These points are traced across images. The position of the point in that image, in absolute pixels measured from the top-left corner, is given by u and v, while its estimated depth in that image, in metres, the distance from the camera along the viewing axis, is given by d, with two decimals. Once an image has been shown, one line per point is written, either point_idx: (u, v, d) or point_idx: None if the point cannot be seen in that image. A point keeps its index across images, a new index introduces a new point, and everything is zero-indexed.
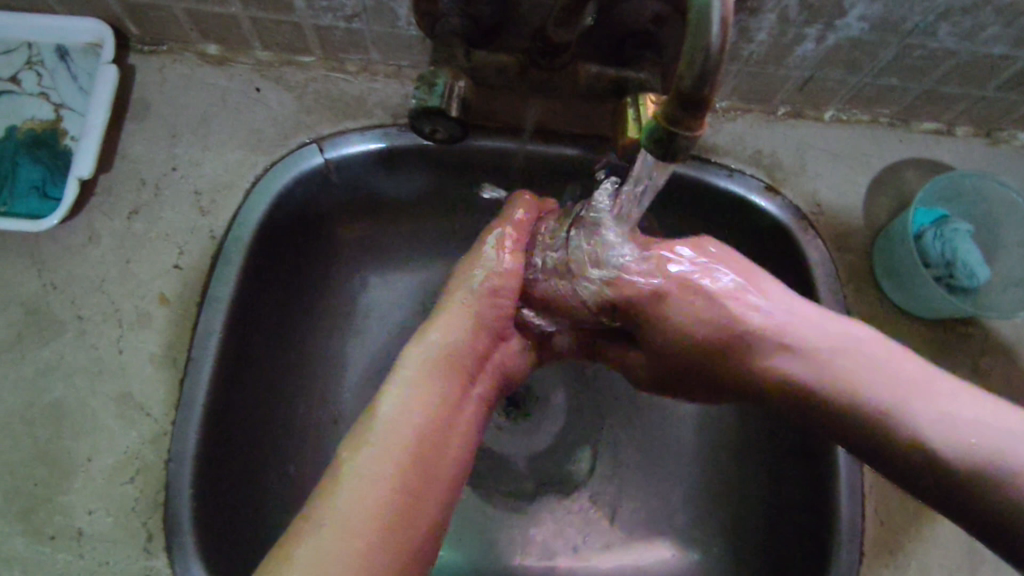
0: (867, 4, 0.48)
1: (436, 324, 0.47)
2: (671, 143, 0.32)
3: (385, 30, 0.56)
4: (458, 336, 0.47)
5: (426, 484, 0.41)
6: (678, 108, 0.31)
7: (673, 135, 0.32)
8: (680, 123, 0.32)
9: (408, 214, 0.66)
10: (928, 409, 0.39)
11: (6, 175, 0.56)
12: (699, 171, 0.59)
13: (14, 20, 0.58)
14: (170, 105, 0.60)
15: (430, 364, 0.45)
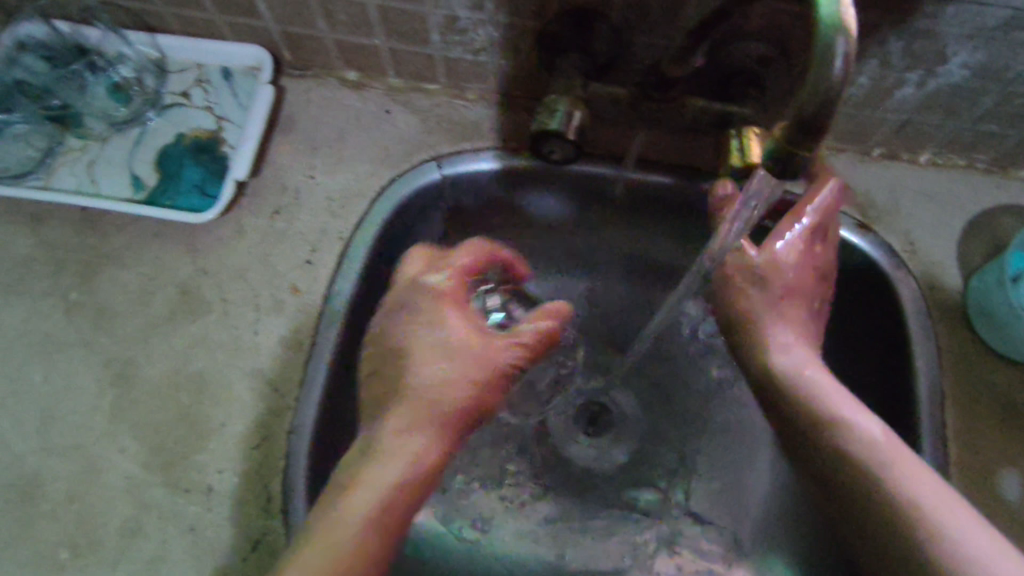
0: (969, 53, 0.51)
1: (404, 372, 0.50)
2: (789, 161, 0.37)
3: (506, 63, 0.63)
4: (451, 380, 0.50)
5: (393, 532, 0.45)
6: (796, 133, 0.35)
7: (791, 154, 0.36)
8: (797, 145, 0.36)
9: (517, 236, 0.72)
10: (906, 489, 0.43)
11: (173, 175, 0.65)
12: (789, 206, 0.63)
13: (193, 45, 0.67)
14: (313, 122, 0.68)
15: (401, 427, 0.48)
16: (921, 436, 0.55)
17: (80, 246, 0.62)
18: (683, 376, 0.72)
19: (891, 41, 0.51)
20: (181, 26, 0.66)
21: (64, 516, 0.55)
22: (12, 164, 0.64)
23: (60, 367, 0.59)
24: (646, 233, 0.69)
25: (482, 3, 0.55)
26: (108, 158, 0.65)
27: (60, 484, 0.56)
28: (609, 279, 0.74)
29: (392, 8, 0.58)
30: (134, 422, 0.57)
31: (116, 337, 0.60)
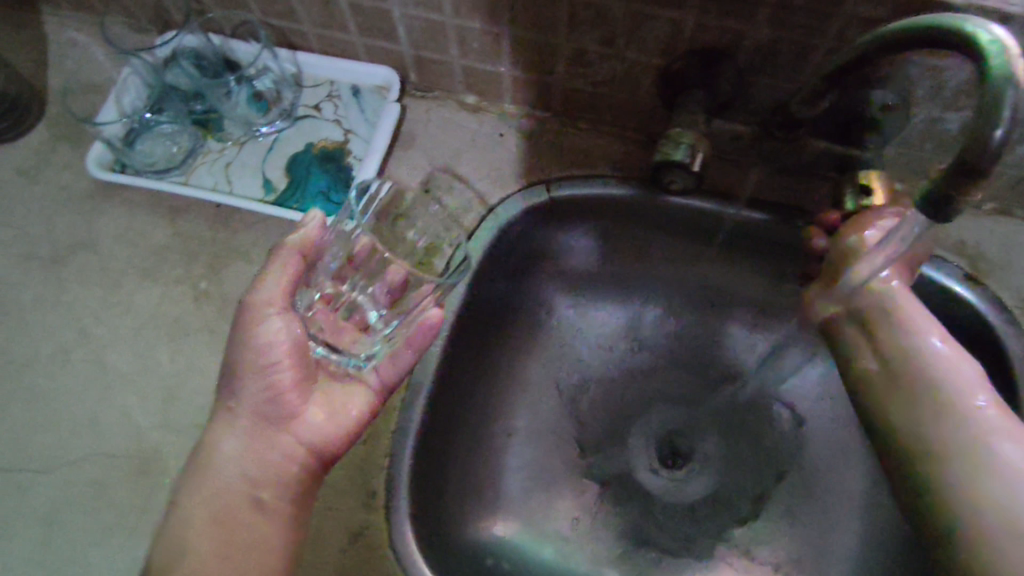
0: None
1: (231, 377, 0.55)
2: (946, 204, 0.38)
3: (623, 97, 0.65)
4: (278, 395, 0.55)
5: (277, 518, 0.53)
6: (959, 176, 0.37)
7: (948, 197, 0.38)
8: (957, 188, 0.37)
9: (607, 266, 0.74)
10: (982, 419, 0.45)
11: (302, 180, 0.69)
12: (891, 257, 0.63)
13: (330, 63, 0.72)
14: (431, 140, 0.72)
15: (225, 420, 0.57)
16: None
17: (213, 240, 0.67)
18: (766, 417, 0.72)
19: None
20: (321, 45, 0.71)
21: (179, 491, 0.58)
22: (158, 162, 0.71)
23: (186, 349, 0.63)
24: (742, 270, 0.70)
25: (612, 40, 0.58)
26: (242, 162, 0.70)
27: (178, 459, 0.59)
28: (698, 314, 0.75)
29: (523, 39, 0.62)
30: None
31: None
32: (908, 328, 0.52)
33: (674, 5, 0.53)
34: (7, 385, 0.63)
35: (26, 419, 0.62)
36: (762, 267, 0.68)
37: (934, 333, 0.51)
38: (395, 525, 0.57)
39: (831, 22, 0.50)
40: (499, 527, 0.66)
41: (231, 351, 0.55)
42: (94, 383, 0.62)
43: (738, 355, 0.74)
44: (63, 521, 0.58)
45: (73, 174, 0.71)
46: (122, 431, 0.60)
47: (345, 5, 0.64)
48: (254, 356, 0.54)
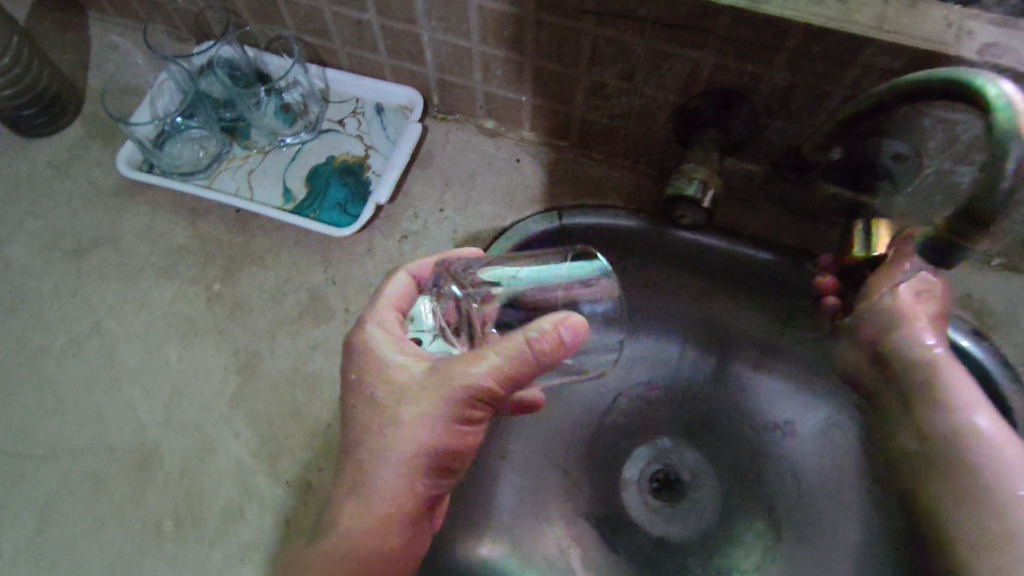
0: None
1: (382, 444, 0.48)
2: (950, 248, 0.39)
3: (639, 131, 0.66)
4: (440, 475, 0.51)
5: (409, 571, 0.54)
6: (964, 222, 0.38)
7: (953, 242, 0.39)
8: (962, 235, 0.38)
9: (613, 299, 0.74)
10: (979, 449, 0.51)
11: (320, 192, 0.71)
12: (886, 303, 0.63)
13: (357, 81, 0.75)
14: (448, 161, 0.73)
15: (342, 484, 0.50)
16: None
17: (230, 244, 0.69)
18: (765, 458, 0.71)
19: None
20: (349, 63, 0.74)
21: (174, 488, 0.58)
22: (184, 165, 0.73)
23: (194, 348, 0.64)
24: (746, 308, 0.70)
25: (632, 75, 0.60)
26: (264, 170, 0.72)
27: (175, 456, 0.60)
28: (702, 350, 0.75)
29: (545, 69, 0.64)
30: (249, 411, 0.61)
31: (246, 329, 0.65)
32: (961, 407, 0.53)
33: (694, 45, 0.54)
34: (18, 372, 0.64)
35: (32, 406, 0.63)
36: (768, 307, 0.69)
37: (982, 409, 0.52)
38: None
39: (846, 71, 0.51)
40: (486, 547, 0.65)
41: (394, 426, 0.48)
42: (101, 375, 0.64)
43: (739, 394, 0.74)
44: (56, 510, 0.59)
45: (102, 171, 0.74)
46: (124, 426, 0.61)
47: (376, 27, 0.67)
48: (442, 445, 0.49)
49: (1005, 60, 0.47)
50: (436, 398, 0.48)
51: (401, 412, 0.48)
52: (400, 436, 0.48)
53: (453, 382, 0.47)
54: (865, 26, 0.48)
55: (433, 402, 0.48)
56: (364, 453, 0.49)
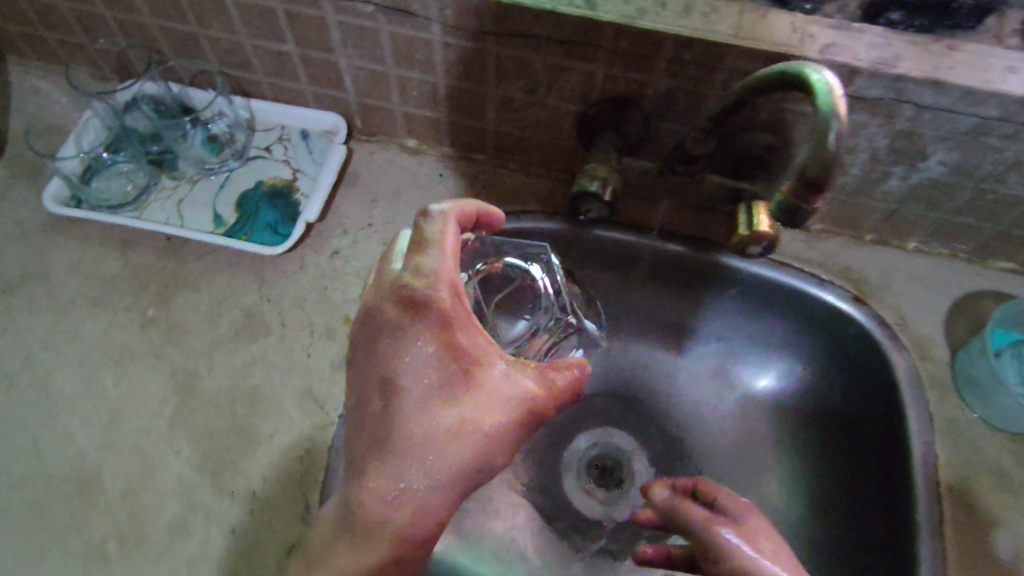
0: (946, 152, 0.60)
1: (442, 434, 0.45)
2: (796, 212, 0.46)
3: (548, 140, 0.72)
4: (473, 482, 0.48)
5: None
6: (804, 189, 0.45)
7: (796, 207, 0.46)
8: (802, 199, 0.45)
9: None
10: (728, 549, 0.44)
11: (250, 215, 0.74)
12: (775, 271, 0.71)
13: (281, 109, 0.78)
14: (374, 180, 0.77)
15: (385, 488, 0.44)
16: (916, 480, 0.61)
17: (162, 271, 0.71)
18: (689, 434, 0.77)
19: (878, 139, 0.61)
20: (273, 93, 0.77)
21: (117, 510, 0.59)
22: (114, 198, 0.75)
23: (132, 373, 0.65)
24: (660, 296, 0.76)
25: (535, 88, 0.66)
26: (194, 199, 0.75)
27: (116, 479, 0.60)
28: (625, 340, 0.80)
29: (457, 88, 0.69)
30: (190, 429, 0.63)
31: (184, 351, 0.67)
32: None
33: (585, 58, 0.61)
34: None
35: None
36: (680, 294, 0.75)
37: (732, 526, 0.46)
38: None
39: (716, 73, 0.59)
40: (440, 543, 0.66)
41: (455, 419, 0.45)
42: (36, 408, 0.64)
43: (663, 378, 0.80)
44: None
45: (28, 209, 0.74)
46: (62, 454, 0.62)
47: (296, 57, 0.71)
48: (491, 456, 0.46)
49: (842, 57, 0.55)
50: (512, 410, 0.45)
51: (477, 419, 0.45)
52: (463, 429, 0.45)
53: (531, 399, 0.46)
54: (726, 33, 0.56)
55: (511, 415, 0.45)
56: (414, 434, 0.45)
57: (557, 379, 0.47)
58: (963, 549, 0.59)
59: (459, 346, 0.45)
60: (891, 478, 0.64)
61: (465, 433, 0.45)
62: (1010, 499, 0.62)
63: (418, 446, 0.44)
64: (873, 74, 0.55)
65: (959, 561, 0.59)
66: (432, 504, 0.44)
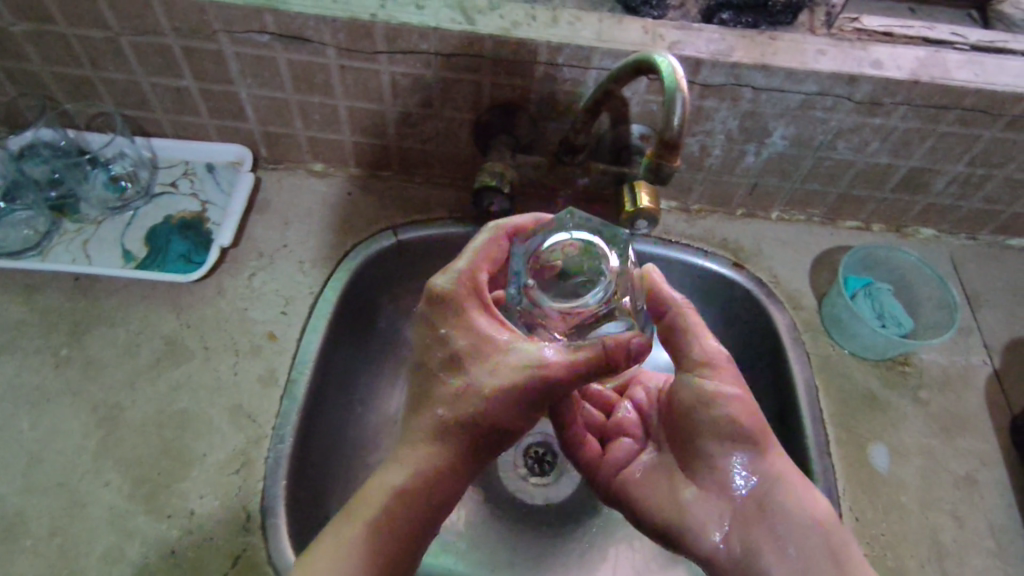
0: (784, 127, 0.71)
1: (466, 397, 0.53)
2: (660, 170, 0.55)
3: (448, 150, 0.78)
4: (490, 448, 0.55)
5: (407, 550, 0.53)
6: (663, 150, 0.53)
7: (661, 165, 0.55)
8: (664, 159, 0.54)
9: None
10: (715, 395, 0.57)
11: (162, 248, 0.75)
12: (662, 245, 0.81)
13: (184, 145, 0.80)
14: (285, 204, 0.80)
15: (423, 429, 0.54)
16: (803, 411, 0.70)
17: (72, 310, 0.70)
18: None
19: (729, 121, 0.71)
20: (174, 130, 0.79)
21: (46, 550, 0.57)
22: (12, 245, 0.73)
23: (48, 413, 0.64)
24: None
25: (430, 101, 0.72)
26: (100, 238, 0.75)
27: (41, 520, 0.59)
28: None
29: (357, 108, 0.74)
30: (117, 459, 0.62)
31: (103, 385, 0.66)
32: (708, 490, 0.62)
33: (471, 69, 0.68)
34: None
35: None
36: None
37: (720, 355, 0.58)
38: (273, 538, 0.59)
39: (587, 73, 0.67)
40: None
41: (482, 386, 0.53)
42: None
43: None
44: None
45: None
46: None
47: (195, 92, 0.74)
48: (512, 411, 0.53)
49: (688, 52, 0.65)
50: (525, 376, 0.52)
51: (487, 384, 0.53)
52: (483, 395, 0.53)
53: (544, 369, 0.52)
54: (589, 38, 0.65)
55: (524, 384, 0.52)
56: (445, 396, 0.54)
57: (576, 352, 0.51)
58: (843, 464, 0.68)
59: (482, 329, 0.55)
60: (783, 413, 0.73)
61: (483, 394, 0.53)
62: (879, 415, 0.72)
63: (448, 398, 0.54)
64: (714, 63, 0.65)
65: (840, 473, 0.68)
66: (453, 444, 0.54)
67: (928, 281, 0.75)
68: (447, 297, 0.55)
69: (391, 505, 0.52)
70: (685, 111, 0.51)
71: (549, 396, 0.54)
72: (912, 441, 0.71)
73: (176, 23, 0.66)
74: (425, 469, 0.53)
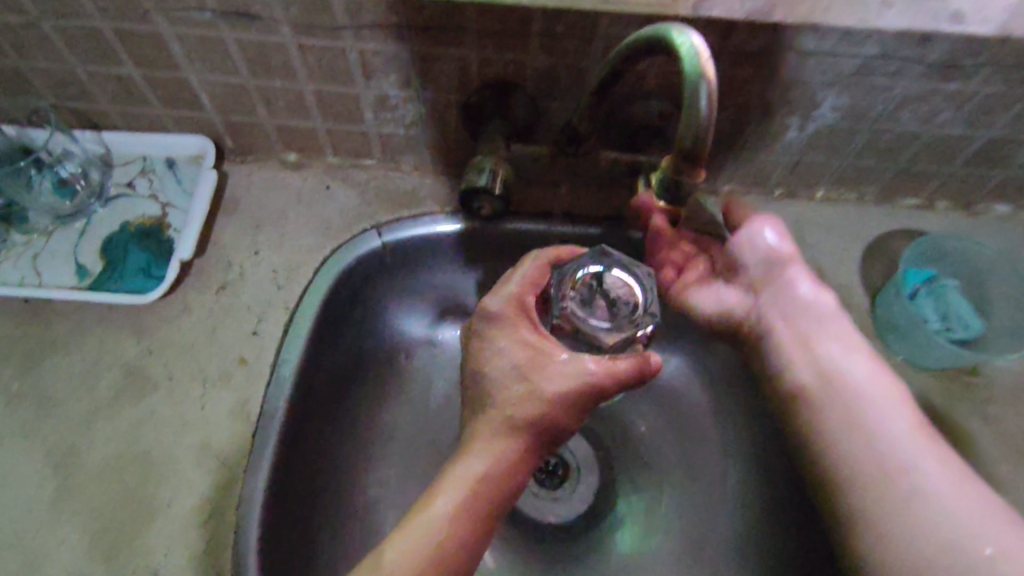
0: (836, 97, 0.59)
1: (525, 393, 0.52)
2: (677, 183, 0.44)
3: (436, 136, 0.68)
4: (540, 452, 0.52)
5: (470, 555, 0.47)
6: (681, 160, 0.42)
7: (678, 179, 0.44)
8: (683, 172, 0.43)
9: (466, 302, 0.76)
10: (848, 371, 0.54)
11: (118, 262, 0.67)
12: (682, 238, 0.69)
13: (139, 139, 0.71)
14: (256, 203, 0.71)
15: (489, 427, 0.51)
16: None
17: (24, 338, 0.63)
18: (620, 420, 0.78)
19: (769, 92, 0.59)
20: (126, 123, 0.70)
21: None
22: None
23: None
24: None
25: (409, 82, 0.61)
26: (52, 252, 0.67)
27: None
28: None
29: (326, 91, 0.63)
30: (76, 511, 0.56)
31: (58, 425, 0.59)
32: (868, 412, 0.51)
33: (453, 44, 0.56)
34: None
35: None
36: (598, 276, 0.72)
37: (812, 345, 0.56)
38: None
39: (594, 42, 0.55)
40: None
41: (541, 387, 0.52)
42: None
43: None
44: None
45: None
46: None
47: (139, 79, 0.64)
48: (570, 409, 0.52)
49: (717, 12, 0.52)
50: (583, 377, 0.52)
51: (547, 388, 0.52)
52: (544, 391, 0.52)
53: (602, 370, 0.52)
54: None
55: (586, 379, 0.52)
56: (502, 397, 0.52)
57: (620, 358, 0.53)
58: None
59: (533, 339, 0.54)
60: None
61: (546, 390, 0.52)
62: (943, 435, 0.62)
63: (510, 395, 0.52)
64: (750, 27, 0.52)
65: None
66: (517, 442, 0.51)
67: (1005, 279, 0.64)
68: (500, 317, 0.56)
69: (466, 495, 0.48)
70: (711, 104, 0.39)
71: (597, 402, 0.54)
72: (984, 466, 0.61)
73: (99, 2, 0.55)
74: (494, 462, 0.49)
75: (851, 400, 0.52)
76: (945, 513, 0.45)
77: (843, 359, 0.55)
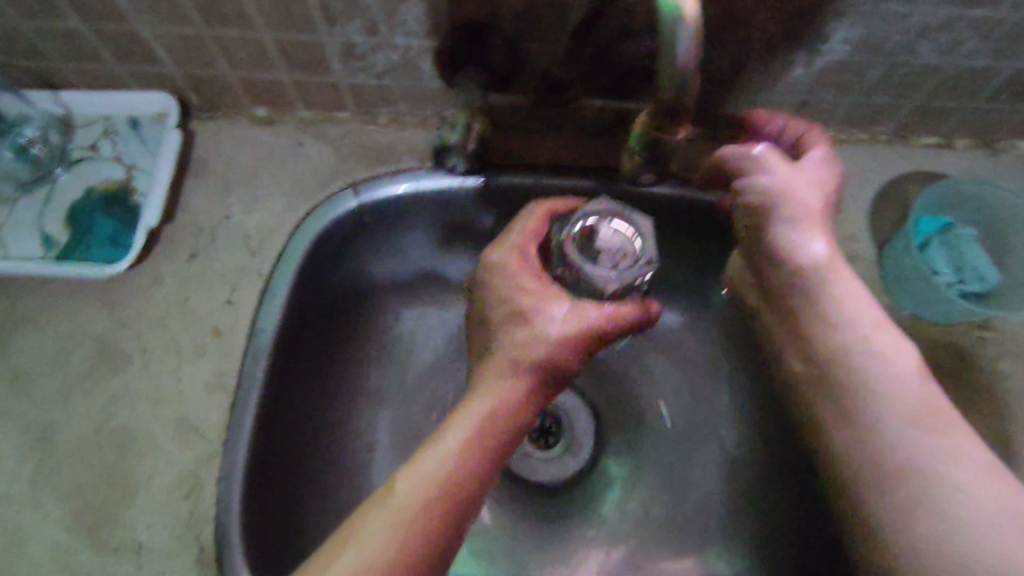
0: (847, 28, 0.53)
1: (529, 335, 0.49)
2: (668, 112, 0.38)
3: (412, 84, 0.63)
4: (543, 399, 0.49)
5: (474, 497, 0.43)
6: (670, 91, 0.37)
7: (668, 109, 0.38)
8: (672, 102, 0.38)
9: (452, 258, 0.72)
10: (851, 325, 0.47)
11: (85, 229, 0.64)
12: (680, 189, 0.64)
13: (98, 98, 0.67)
14: (226, 163, 0.67)
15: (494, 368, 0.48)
16: None
17: None
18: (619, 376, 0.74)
19: (772, 26, 0.53)
20: (83, 80, 0.66)
21: None
22: None
23: None
24: None
25: (377, 28, 0.55)
26: (16, 222, 0.65)
27: None
28: None
29: (287, 40, 0.58)
30: (55, 488, 0.55)
31: (32, 402, 0.58)
32: (883, 368, 0.45)
33: None
34: None
35: None
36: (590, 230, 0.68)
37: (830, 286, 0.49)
38: None
39: None
40: None
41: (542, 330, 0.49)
42: None
43: None
44: None
45: None
46: None
47: (89, 34, 0.59)
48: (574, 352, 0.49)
49: None
50: (586, 319, 0.49)
51: (552, 330, 0.49)
52: (547, 332, 0.49)
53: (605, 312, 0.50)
54: None
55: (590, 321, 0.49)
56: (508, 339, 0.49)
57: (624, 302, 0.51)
58: None
59: (536, 284, 0.51)
60: None
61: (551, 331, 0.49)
62: (953, 393, 0.59)
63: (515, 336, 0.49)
64: None
65: None
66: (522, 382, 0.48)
67: None
68: (502, 266, 0.53)
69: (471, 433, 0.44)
70: (691, 48, 0.34)
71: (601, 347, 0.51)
72: (996, 423, 0.58)
73: None
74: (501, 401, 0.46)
75: (864, 370, 0.45)
76: (962, 498, 0.39)
77: (851, 303, 0.48)
